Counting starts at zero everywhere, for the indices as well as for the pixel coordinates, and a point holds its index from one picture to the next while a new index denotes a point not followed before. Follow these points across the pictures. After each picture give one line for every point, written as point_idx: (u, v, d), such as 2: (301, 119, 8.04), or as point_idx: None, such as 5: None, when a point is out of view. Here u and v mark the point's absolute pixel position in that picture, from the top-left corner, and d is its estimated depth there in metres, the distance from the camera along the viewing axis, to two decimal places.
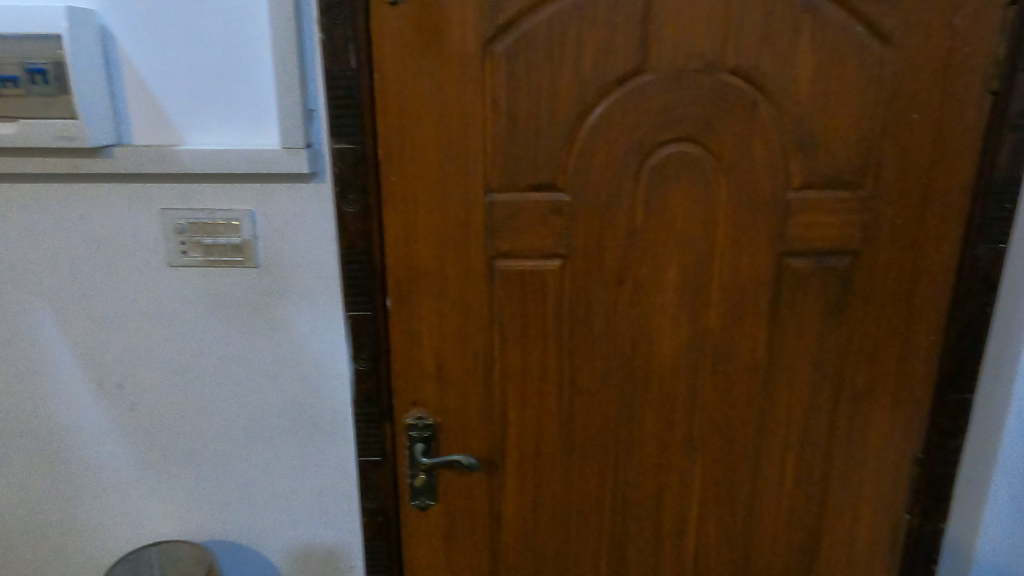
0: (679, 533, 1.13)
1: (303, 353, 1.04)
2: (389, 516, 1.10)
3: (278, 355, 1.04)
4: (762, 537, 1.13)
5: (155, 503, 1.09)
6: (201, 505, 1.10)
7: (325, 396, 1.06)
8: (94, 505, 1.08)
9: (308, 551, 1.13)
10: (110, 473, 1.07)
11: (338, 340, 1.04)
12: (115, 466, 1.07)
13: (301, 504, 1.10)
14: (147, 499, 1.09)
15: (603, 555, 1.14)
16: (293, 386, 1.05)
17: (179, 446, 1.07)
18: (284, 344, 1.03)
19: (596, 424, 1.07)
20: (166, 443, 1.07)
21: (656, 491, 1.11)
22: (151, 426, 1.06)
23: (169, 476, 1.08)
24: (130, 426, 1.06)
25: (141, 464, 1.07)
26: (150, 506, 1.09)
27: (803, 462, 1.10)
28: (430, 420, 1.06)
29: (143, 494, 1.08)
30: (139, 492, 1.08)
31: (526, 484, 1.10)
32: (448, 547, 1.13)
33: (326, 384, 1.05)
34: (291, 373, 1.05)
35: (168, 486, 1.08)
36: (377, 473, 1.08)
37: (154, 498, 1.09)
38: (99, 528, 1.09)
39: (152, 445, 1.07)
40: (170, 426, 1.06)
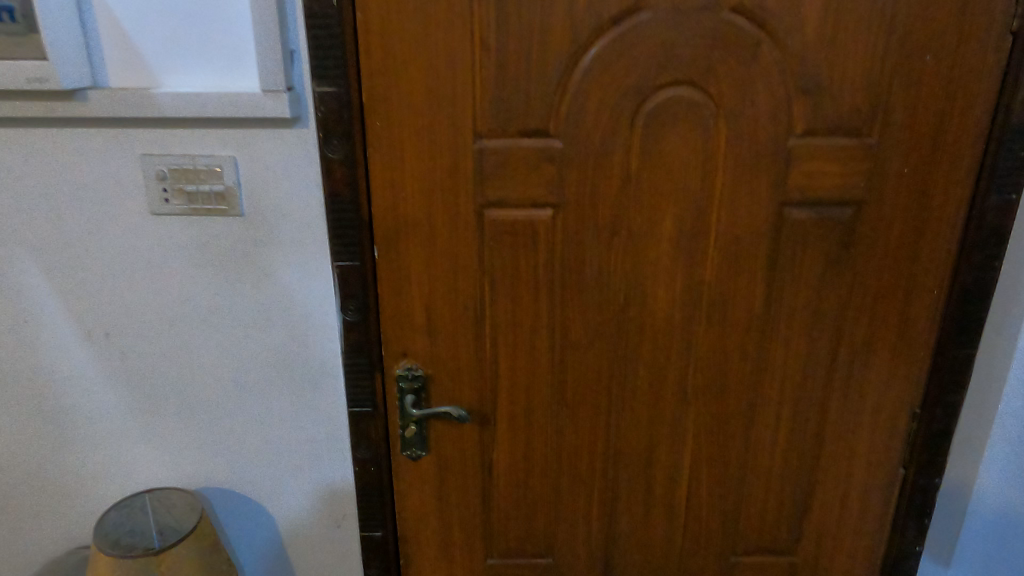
0: (670, 485, 1.13)
1: (290, 303, 1.02)
2: (381, 466, 1.11)
3: (266, 304, 1.02)
4: (754, 491, 1.13)
5: (147, 451, 1.09)
6: (193, 453, 1.10)
7: (314, 347, 1.05)
8: (87, 452, 1.09)
9: (301, 499, 1.14)
10: (101, 421, 1.07)
11: (327, 291, 1.02)
12: (106, 414, 1.07)
13: (292, 452, 1.11)
14: (139, 447, 1.09)
15: (594, 505, 1.14)
16: (282, 336, 1.04)
17: (169, 396, 1.07)
18: (271, 294, 1.02)
19: (589, 376, 1.06)
20: (156, 392, 1.06)
21: (648, 444, 1.10)
22: (140, 374, 1.05)
23: (160, 424, 1.08)
24: (120, 374, 1.05)
25: (132, 412, 1.07)
26: (142, 454, 1.09)
27: (798, 416, 1.09)
28: (420, 370, 1.05)
29: (135, 442, 1.09)
30: (131, 440, 1.09)
31: (517, 436, 1.09)
32: (439, 496, 1.13)
33: (314, 335, 1.04)
34: (279, 323, 1.03)
35: (160, 434, 1.09)
36: (368, 423, 1.07)
37: (146, 446, 1.09)
38: (92, 474, 1.10)
39: (142, 394, 1.06)
40: (159, 375, 1.05)
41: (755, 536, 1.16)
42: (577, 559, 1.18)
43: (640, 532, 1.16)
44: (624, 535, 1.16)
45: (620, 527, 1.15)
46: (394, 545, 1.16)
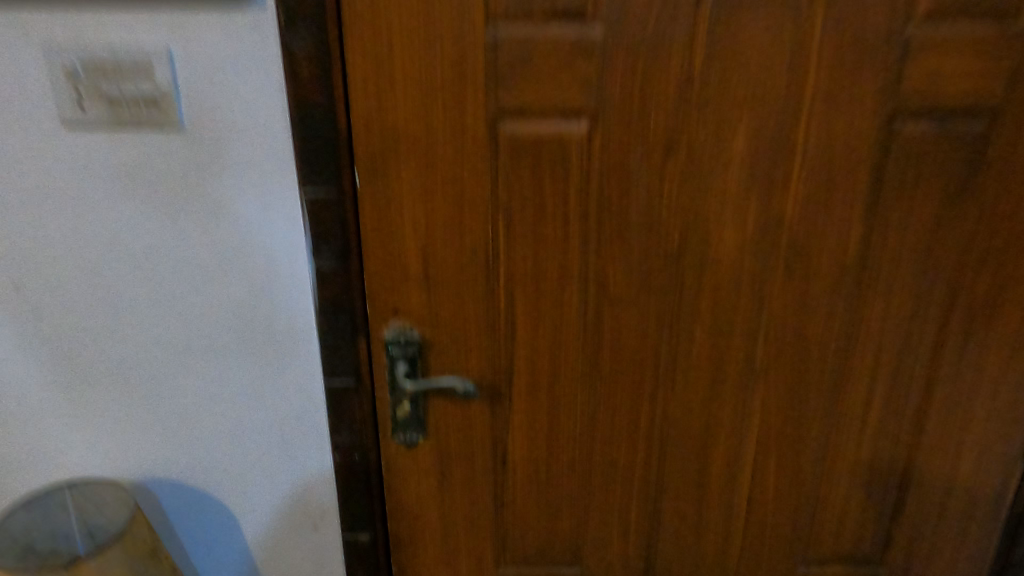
0: (730, 479, 0.91)
1: (248, 248, 0.80)
2: (368, 454, 0.89)
3: (217, 248, 0.80)
4: (833, 488, 0.91)
5: (73, 433, 0.87)
6: (132, 435, 0.88)
7: (282, 304, 0.82)
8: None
9: (269, 493, 0.92)
10: (15, 393, 0.85)
11: (296, 232, 0.79)
12: (21, 386, 0.85)
13: (257, 436, 0.89)
14: (64, 427, 0.87)
15: (635, 503, 0.92)
16: (239, 291, 0.81)
17: (98, 364, 0.84)
18: (225, 234, 0.79)
19: (630, 342, 0.83)
20: (82, 359, 0.84)
21: (703, 429, 0.88)
22: (60, 337, 0.83)
23: (89, 400, 0.86)
24: (35, 336, 0.83)
25: (53, 385, 0.85)
26: (68, 436, 0.87)
27: (894, 394, 0.86)
28: (416, 334, 0.82)
29: (58, 422, 0.87)
30: (52, 418, 0.86)
31: (538, 417, 0.87)
32: (441, 491, 0.91)
33: (281, 289, 0.81)
34: (236, 272, 0.81)
35: (89, 412, 0.86)
36: (351, 400, 0.85)
37: (72, 426, 0.87)
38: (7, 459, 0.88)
39: (65, 361, 0.84)
40: (85, 338, 0.83)
41: (831, 543, 0.94)
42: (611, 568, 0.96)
43: (688, 537, 0.94)
44: (670, 539, 0.94)
45: (664, 531, 0.93)
46: (384, 550, 0.95)
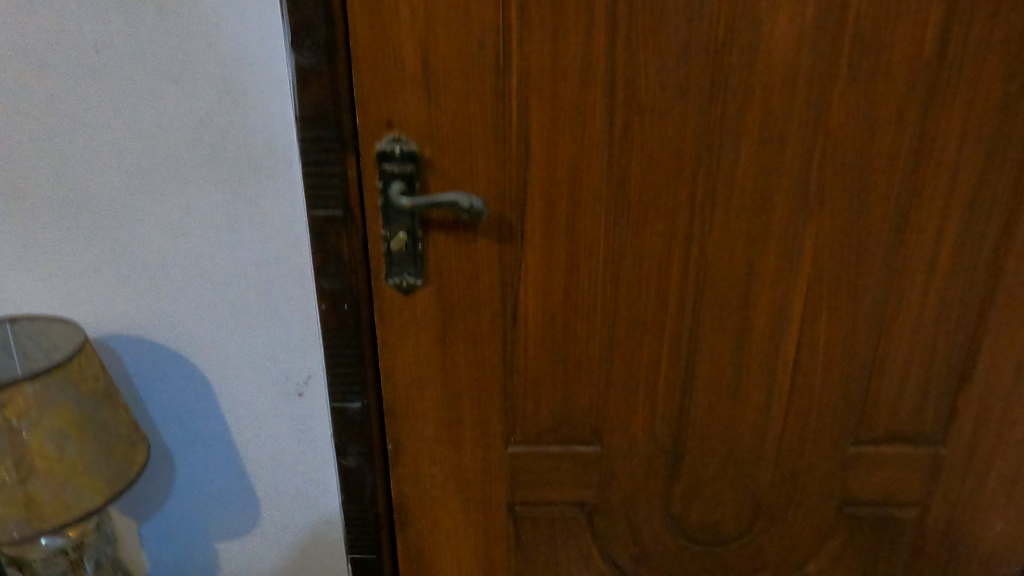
0: (774, 337, 0.80)
1: (214, 42, 0.68)
2: (358, 303, 0.77)
3: (178, 41, 0.68)
4: (892, 347, 0.80)
5: (22, 267, 0.77)
6: (88, 273, 0.78)
7: (254, 115, 0.71)
8: None
9: (246, 353, 0.81)
10: None
11: (270, 22, 0.67)
12: None
13: (229, 282, 0.78)
14: (10, 260, 0.77)
15: (664, 365, 0.81)
16: (205, 96, 0.70)
17: (47, 183, 0.74)
18: (186, 24, 0.68)
19: (665, 165, 0.71)
20: (28, 177, 0.73)
21: (745, 276, 0.76)
22: (2, 148, 0.72)
23: (38, 227, 0.75)
24: None
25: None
26: (15, 271, 0.77)
27: (968, 232, 0.75)
28: (413, 150, 0.70)
29: (3, 252, 0.76)
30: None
31: (555, 259, 0.76)
32: (443, 352, 0.80)
33: (253, 96, 0.70)
34: (200, 73, 0.69)
35: (38, 242, 0.76)
36: (338, 234, 0.73)
37: (20, 258, 0.77)
38: None
39: (8, 179, 0.73)
40: (30, 151, 0.72)
41: (889, 415, 0.84)
42: (635, 445, 0.86)
43: (724, 407, 0.83)
44: (703, 409, 0.84)
45: (697, 398, 0.83)
46: (378, 422, 0.85)
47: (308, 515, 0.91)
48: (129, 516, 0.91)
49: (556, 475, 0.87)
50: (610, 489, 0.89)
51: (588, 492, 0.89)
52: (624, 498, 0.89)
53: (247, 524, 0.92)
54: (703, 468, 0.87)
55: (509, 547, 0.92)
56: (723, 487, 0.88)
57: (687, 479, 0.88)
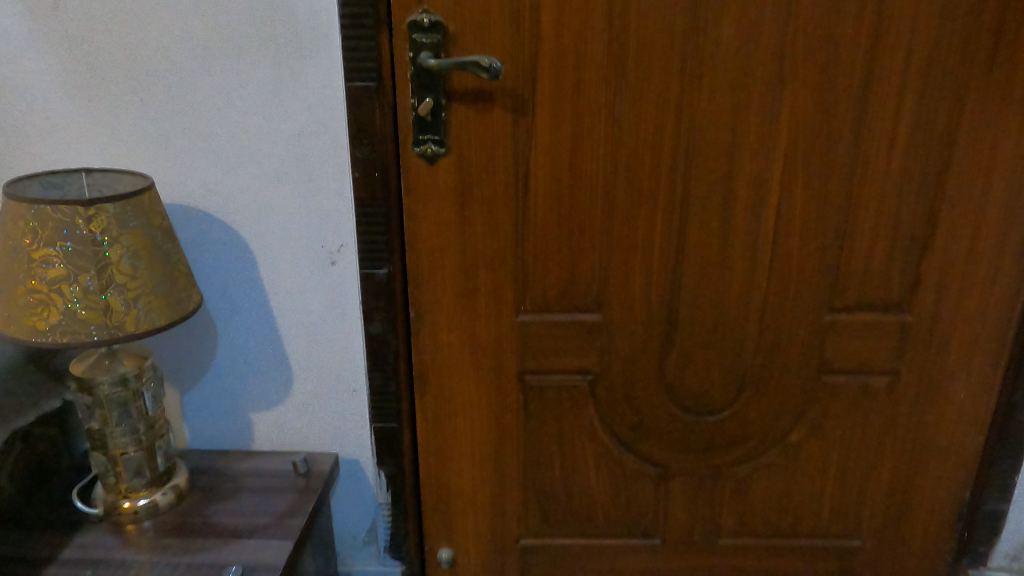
0: (755, 207, 0.90)
1: None
2: (388, 171, 0.87)
3: None
4: (861, 218, 0.90)
5: (93, 129, 0.88)
6: (149, 137, 0.88)
7: None
8: (19, 121, 0.87)
9: (286, 223, 0.91)
10: (37, 80, 0.86)
11: None
12: (42, 72, 0.85)
13: (273, 150, 0.88)
14: (84, 121, 0.87)
15: (658, 234, 0.91)
16: None
17: (120, 51, 0.84)
18: None
19: (658, 40, 0.82)
20: (105, 44, 0.84)
21: (729, 147, 0.87)
22: (84, 18, 0.83)
23: (110, 92, 0.86)
24: (59, 16, 0.83)
25: (75, 71, 0.85)
26: (88, 131, 0.88)
27: (925, 108, 0.85)
28: (440, 24, 0.81)
29: (80, 113, 0.87)
30: (74, 110, 0.87)
31: (562, 130, 0.86)
32: (461, 221, 0.90)
33: None
34: None
35: (109, 106, 0.87)
36: (371, 102, 0.84)
37: (92, 120, 0.87)
38: (26, 152, 0.89)
39: (88, 47, 0.84)
40: (108, 20, 0.83)
41: (860, 285, 0.93)
42: (633, 315, 0.95)
43: (712, 276, 0.93)
44: (693, 278, 0.93)
45: (688, 269, 0.93)
46: (401, 289, 0.94)
47: (336, 386, 1.00)
48: (175, 383, 1.00)
49: (562, 344, 0.97)
50: (610, 360, 0.98)
51: (590, 362, 0.98)
52: (623, 368, 0.98)
53: (281, 394, 1.01)
54: (694, 338, 0.97)
55: (518, 418, 1.01)
56: (711, 357, 0.98)
57: (679, 350, 0.98)
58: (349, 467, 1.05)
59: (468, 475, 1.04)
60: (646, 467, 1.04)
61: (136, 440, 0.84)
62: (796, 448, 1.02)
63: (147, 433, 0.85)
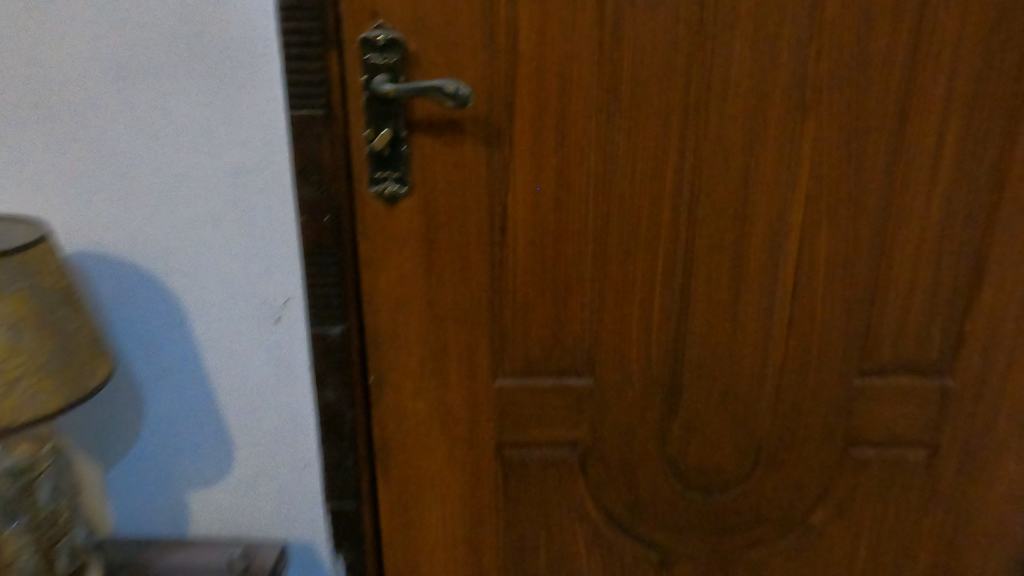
0: (772, 255, 0.77)
1: None
2: (339, 215, 0.74)
3: None
4: (895, 266, 0.77)
5: None
6: (58, 175, 0.74)
7: (235, 6, 0.68)
8: None
9: (221, 274, 0.77)
10: None
11: None
12: None
13: (204, 190, 0.74)
14: None
15: (658, 286, 0.78)
16: None
17: (18, 73, 0.71)
18: None
19: (657, 62, 0.69)
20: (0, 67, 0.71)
21: (741, 186, 0.74)
22: None
23: (9, 121, 0.73)
24: None
25: None
26: None
27: (971, 141, 0.72)
28: (398, 40, 0.67)
29: None
30: None
31: (545, 166, 0.73)
32: (428, 272, 0.77)
33: None
34: None
35: (8, 138, 0.73)
36: (319, 135, 0.70)
37: None
38: None
39: None
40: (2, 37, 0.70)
41: (893, 343, 0.80)
42: (630, 379, 0.82)
43: (722, 335, 0.80)
44: (700, 337, 0.80)
45: (693, 325, 0.80)
46: (358, 350, 0.81)
47: (285, 462, 0.86)
48: (94, 461, 0.86)
49: (547, 412, 0.83)
50: (603, 429, 0.84)
51: (580, 432, 0.84)
52: (619, 439, 0.85)
53: (219, 470, 0.86)
54: (702, 405, 0.83)
55: (497, 496, 0.87)
56: (722, 426, 0.84)
57: (684, 418, 0.84)
58: (301, 554, 0.90)
59: (441, 561, 0.90)
60: (646, 552, 0.90)
61: (34, 543, 0.70)
62: (819, 530, 0.88)
63: (48, 531, 0.71)
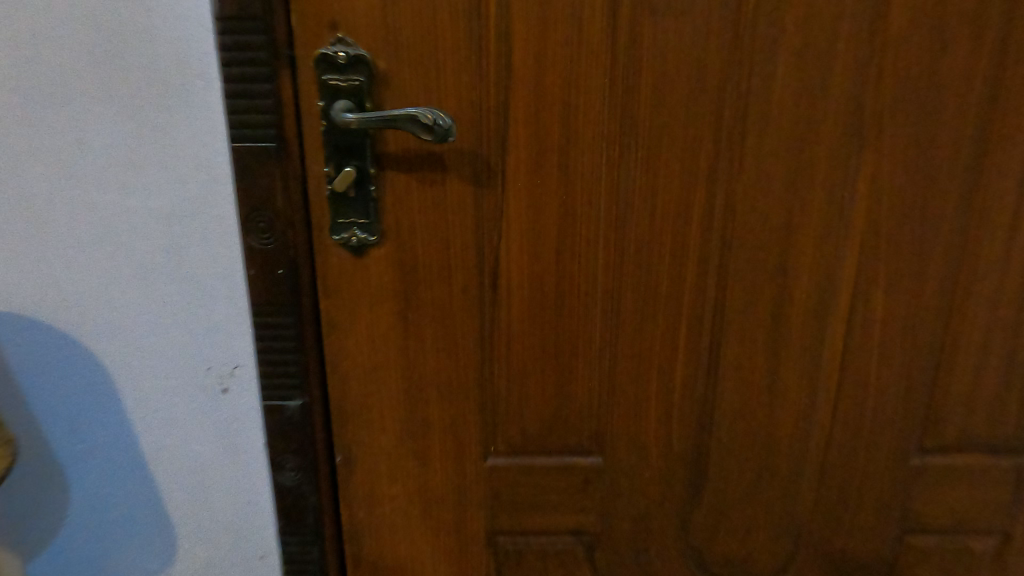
0: (818, 316, 0.64)
1: None
2: (296, 268, 0.61)
3: None
4: (966, 325, 0.64)
5: None
6: None
7: (162, 17, 0.55)
8: None
9: (156, 338, 0.64)
10: None
11: None
12: None
13: (131, 238, 0.61)
14: None
15: (681, 352, 0.65)
16: None
17: None
18: None
19: (683, 86, 0.57)
20: None
21: (782, 234, 0.61)
22: None
23: None
24: None
25: None
26: None
27: None
28: (363, 58, 0.55)
29: None
30: None
31: (546, 209, 0.60)
32: (404, 335, 0.64)
33: None
34: None
35: None
36: (269, 172, 0.57)
37: None
38: None
39: None
40: None
41: (961, 415, 0.67)
42: (646, 459, 0.69)
43: (756, 408, 0.67)
44: (730, 410, 0.67)
45: (722, 397, 0.67)
46: (322, 427, 0.67)
47: (237, 551, 0.73)
48: None
49: (548, 498, 0.70)
50: (614, 516, 0.71)
51: (587, 519, 0.71)
52: (632, 528, 0.71)
53: (161, 563, 0.73)
54: (732, 489, 0.70)
55: None
56: (754, 514, 0.71)
57: (710, 505, 0.71)
58: None
59: None
60: None
61: None
62: None
63: None
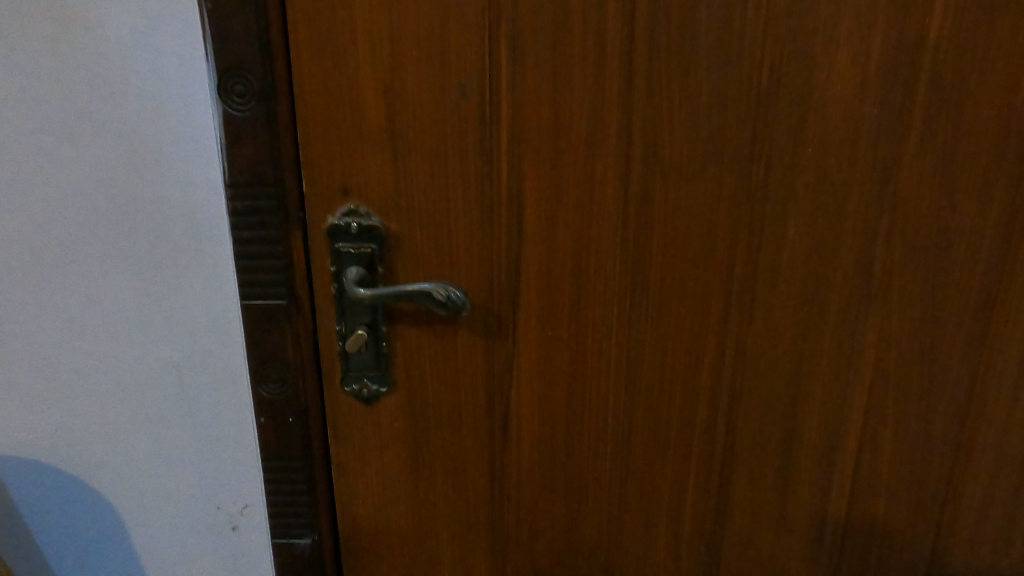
0: (826, 458, 0.64)
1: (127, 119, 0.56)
2: (307, 417, 0.61)
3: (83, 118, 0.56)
4: (974, 465, 0.65)
5: None
6: None
7: (177, 203, 0.58)
8: None
9: (167, 483, 0.66)
10: None
11: (192, 96, 0.55)
12: None
13: (145, 397, 0.63)
14: None
15: (690, 490, 0.65)
16: (116, 179, 0.57)
17: None
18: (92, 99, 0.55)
19: (693, 249, 0.57)
20: None
21: (790, 383, 0.62)
22: None
23: None
24: None
25: None
26: None
27: None
28: (375, 225, 0.55)
29: None
30: None
31: (557, 362, 0.60)
32: (414, 478, 0.64)
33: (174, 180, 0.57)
34: (108, 155, 0.57)
35: None
36: (280, 330, 0.57)
37: None
38: None
39: None
40: None
41: (966, 545, 0.68)
42: None
43: (764, 542, 0.67)
44: (738, 544, 0.67)
45: (730, 532, 0.67)
46: (333, 563, 0.67)
47: None
48: None
49: None
50: None
51: None
52: None
53: None
54: None
55: None
56: None
57: None
58: None
59: None
60: None
61: None
62: None
63: None
